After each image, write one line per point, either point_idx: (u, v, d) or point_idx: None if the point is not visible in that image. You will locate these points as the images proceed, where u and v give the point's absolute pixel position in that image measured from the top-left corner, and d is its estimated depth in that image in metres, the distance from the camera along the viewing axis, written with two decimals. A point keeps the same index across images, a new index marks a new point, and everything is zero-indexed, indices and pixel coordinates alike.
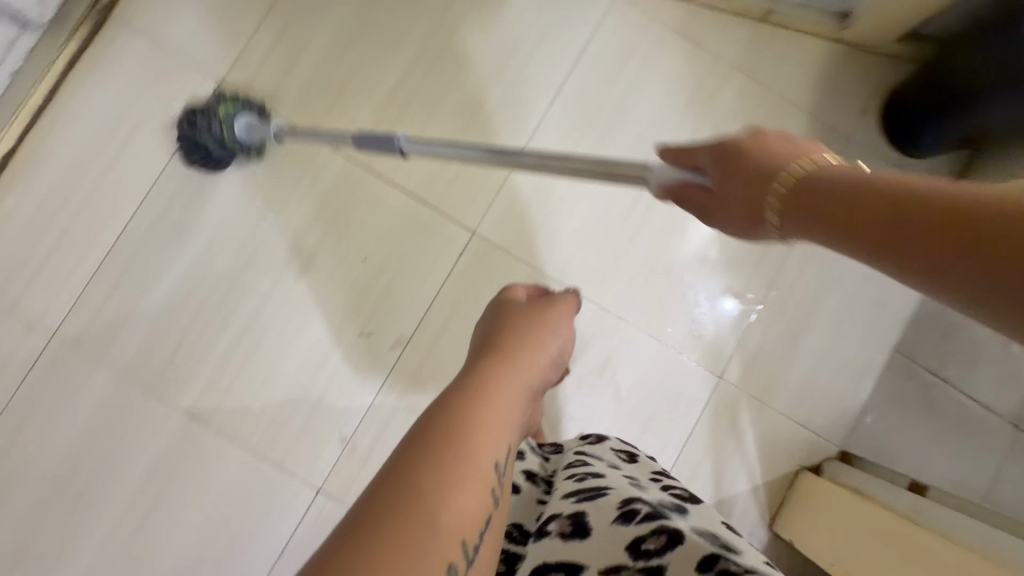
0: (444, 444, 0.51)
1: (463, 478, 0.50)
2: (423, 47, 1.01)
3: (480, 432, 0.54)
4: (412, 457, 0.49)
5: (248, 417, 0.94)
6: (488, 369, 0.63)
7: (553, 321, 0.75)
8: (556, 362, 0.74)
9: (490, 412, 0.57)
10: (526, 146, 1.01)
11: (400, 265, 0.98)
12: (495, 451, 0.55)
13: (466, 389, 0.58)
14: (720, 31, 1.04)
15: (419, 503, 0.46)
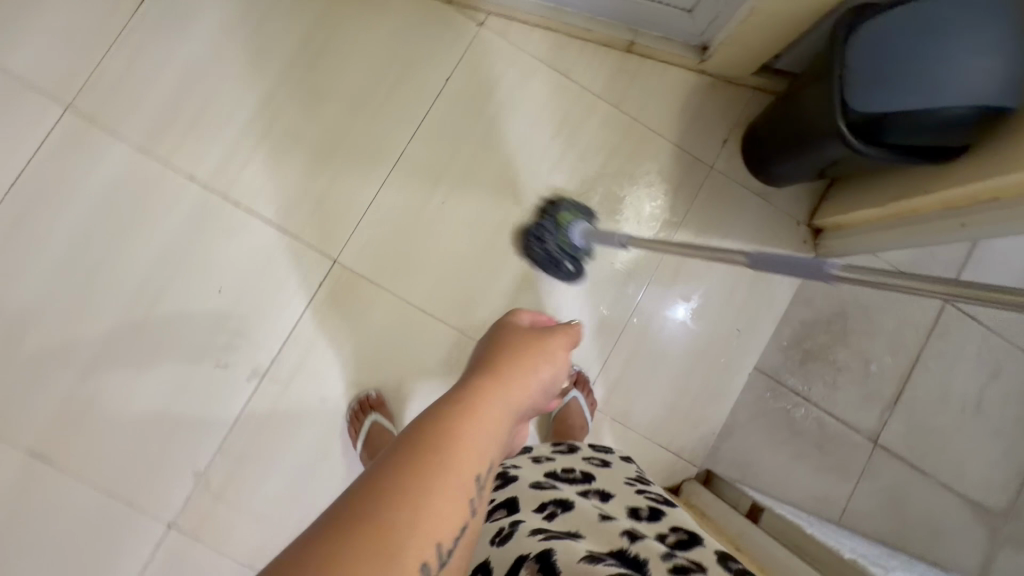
0: (412, 468, 0.47)
1: (432, 507, 0.46)
2: (283, 73, 0.99)
3: (455, 457, 0.50)
4: (382, 476, 0.46)
5: (97, 453, 0.91)
6: (477, 388, 0.59)
7: (555, 344, 0.70)
8: (553, 388, 0.69)
9: (471, 433, 0.53)
10: (390, 174, 1.01)
11: (260, 294, 0.96)
12: (471, 479, 0.50)
13: (462, 392, 0.57)
14: (587, 61, 1.06)
15: (378, 527, 0.43)
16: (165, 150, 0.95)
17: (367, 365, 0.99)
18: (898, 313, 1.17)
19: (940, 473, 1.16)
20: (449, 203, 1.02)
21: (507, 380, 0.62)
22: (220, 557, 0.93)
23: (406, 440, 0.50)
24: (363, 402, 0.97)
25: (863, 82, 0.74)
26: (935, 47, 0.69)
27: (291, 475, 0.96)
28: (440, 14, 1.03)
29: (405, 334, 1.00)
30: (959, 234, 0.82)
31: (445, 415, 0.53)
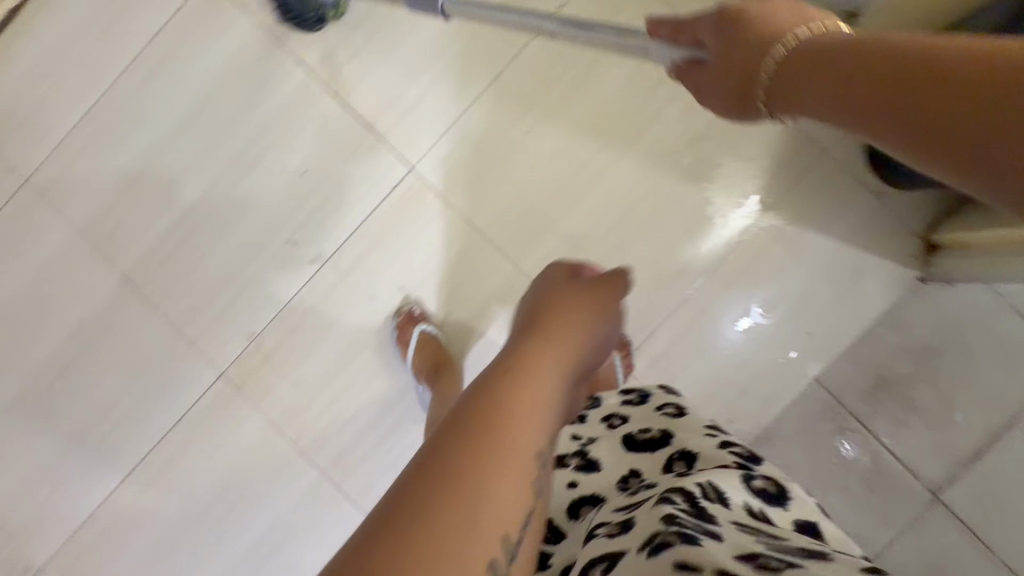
0: (481, 432, 0.49)
1: (503, 466, 0.48)
2: None
3: (521, 415, 0.52)
4: (451, 442, 0.49)
5: (175, 292, 1.02)
6: (534, 349, 0.62)
7: (601, 299, 0.74)
8: (602, 342, 0.72)
9: (533, 392, 0.56)
10: (483, 93, 1.00)
11: (339, 184, 1.01)
12: (538, 435, 0.53)
13: (507, 374, 0.56)
14: (714, 11, 0.97)
15: (455, 493, 0.45)
16: (283, 31, 1.01)
17: (420, 273, 1.02)
18: (1008, 365, 1.02)
19: (1007, 552, 1.02)
20: (534, 133, 1.00)
21: (559, 338, 0.65)
22: (257, 412, 1.02)
23: (470, 405, 0.52)
24: (408, 315, 1.00)
25: None
26: None
27: (331, 357, 1.02)
28: None
29: (462, 253, 1.01)
30: None
31: (505, 376, 0.56)
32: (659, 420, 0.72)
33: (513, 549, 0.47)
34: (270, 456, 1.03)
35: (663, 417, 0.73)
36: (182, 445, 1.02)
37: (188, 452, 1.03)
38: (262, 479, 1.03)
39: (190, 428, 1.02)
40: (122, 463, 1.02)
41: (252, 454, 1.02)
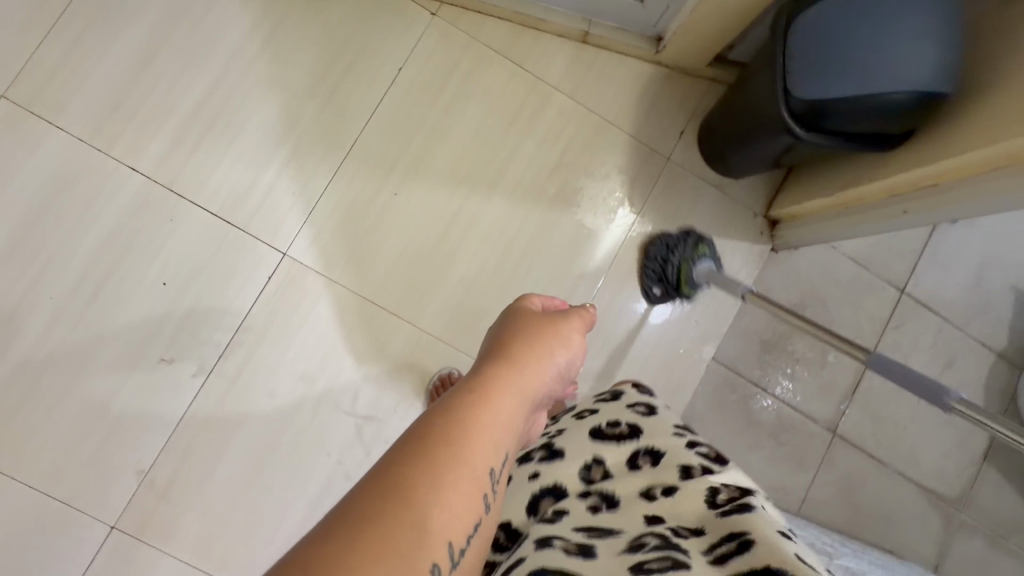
0: (437, 453, 0.50)
1: (457, 490, 0.49)
2: (231, 60, 0.97)
3: (477, 439, 0.53)
4: (410, 457, 0.48)
5: (34, 450, 0.89)
6: (498, 373, 0.62)
7: (565, 330, 0.73)
8: (563, 372, 0.72)
9: (494, 411, 0.57)
10: (341, 165, 0.99)
11: (207, 286, 0.94)
12: (490, 460, 0.54)
13: (472, 390, 0.58)
14: (542, 51, 1.05)
15: (409, 507, 0.45)
16: (107, 139, 0.93)
17: (318, 357, 0.97)
18: (855, 305, 1.19)
19: (893, 461, 1.19)
20: (402, 194, 1.01)
21: (527, 363, 0.65)
22: (166, 555, 0.91)
23: (433, 424, 0.52)
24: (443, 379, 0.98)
25: (826, 64, 0.73)
26: (885, 26, 0.70)
27: (238, 471, 0.93)
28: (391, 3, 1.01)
29: (357, 326, 0.99)
30: (897, 223, 0.83)
31: (468, 400, 0.56)
32: (627, 414, 0.67)
33: (456, 556, 0.47)
34: None
35: (631, 411, 0.67)
36: None
37: None
38: None
39: None
40: None
41: None
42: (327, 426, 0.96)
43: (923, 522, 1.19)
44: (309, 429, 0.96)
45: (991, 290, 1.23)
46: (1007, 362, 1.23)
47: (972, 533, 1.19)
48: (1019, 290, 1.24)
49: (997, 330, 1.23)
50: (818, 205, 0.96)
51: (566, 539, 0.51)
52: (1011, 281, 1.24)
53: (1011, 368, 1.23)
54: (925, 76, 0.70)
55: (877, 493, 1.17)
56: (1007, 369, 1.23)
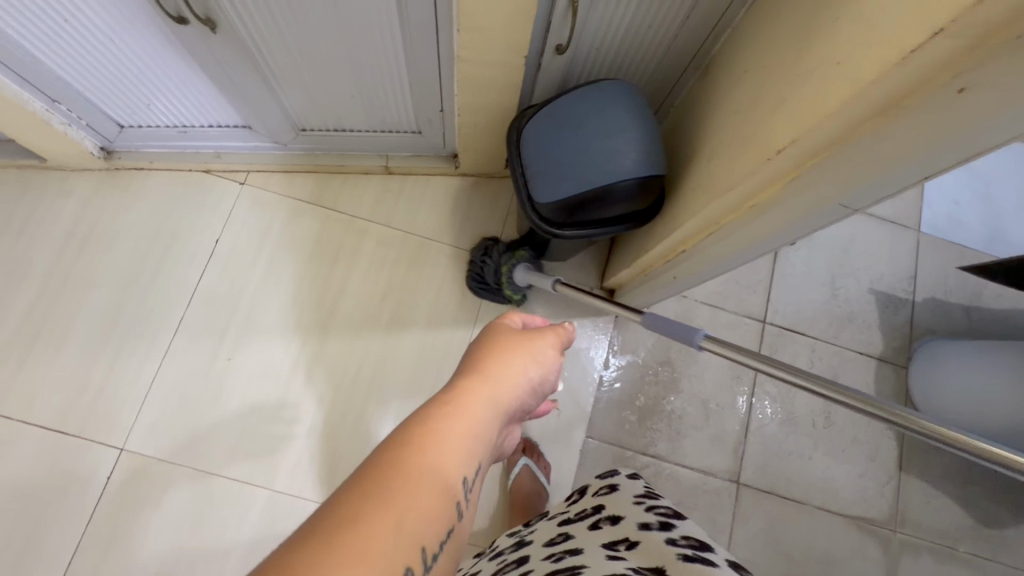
0: (399, 467, 0.39)
1: (416, 516, 0.37)
2: (49, 273, 1.02)
3: (441, 456, 0.42)
4: (362, 480, 0.38)
5: None
6: (466, 391, 0.50)
7: (538, 347, 0.62)
8: (541, 390, 0.61)
9: (461, 445, 0.44)
10: (171, 343, 1.01)
11: (43, 503, 0.92)
12: (460, 480, 0.43)
13: (437, 414, 0.45)
14: (352, 191, 1.12)
15: (358, 535, 0.34)
16: None
17: (168, 548, 0.92)
18: (721, 346, 1.20)
19: (810, 496, 1.14)
20: (235, 357, 1.02)
21: (501, 374, 0.55)
22: None
23: (399, 436, 0.42)
24: None
25: (544, 172, 0.79)
26: (579, 132, 0.78)
27: None
28: (199, 183, 1.09)
29: (205, 503, 0.95)
30: (677, 285, 0.85)
31: (440, 411, 0.46)
32: (595, 499, 0.74)
33: None
34: None
35: (600, 495, 0.74)
36: None
37: None
38: None
39: None
40: None
41: None
42: None
43: (863, 557, 1.11)
44: None
45: (851, 299, 1.25)
46: (891, 366, 1.22)
47: (917, 554, 1.12)
48: (878, 292, 1.26)
49: (871, 336, 1.24)
50: (628, 274, 0.99)
51: None
52: (867, 286, 1.26)
53: (897, 369, 1.22)
54: (636, 163, 0.77)
55: (801, 535, 1.11)
56: (894, 372, 1.22)
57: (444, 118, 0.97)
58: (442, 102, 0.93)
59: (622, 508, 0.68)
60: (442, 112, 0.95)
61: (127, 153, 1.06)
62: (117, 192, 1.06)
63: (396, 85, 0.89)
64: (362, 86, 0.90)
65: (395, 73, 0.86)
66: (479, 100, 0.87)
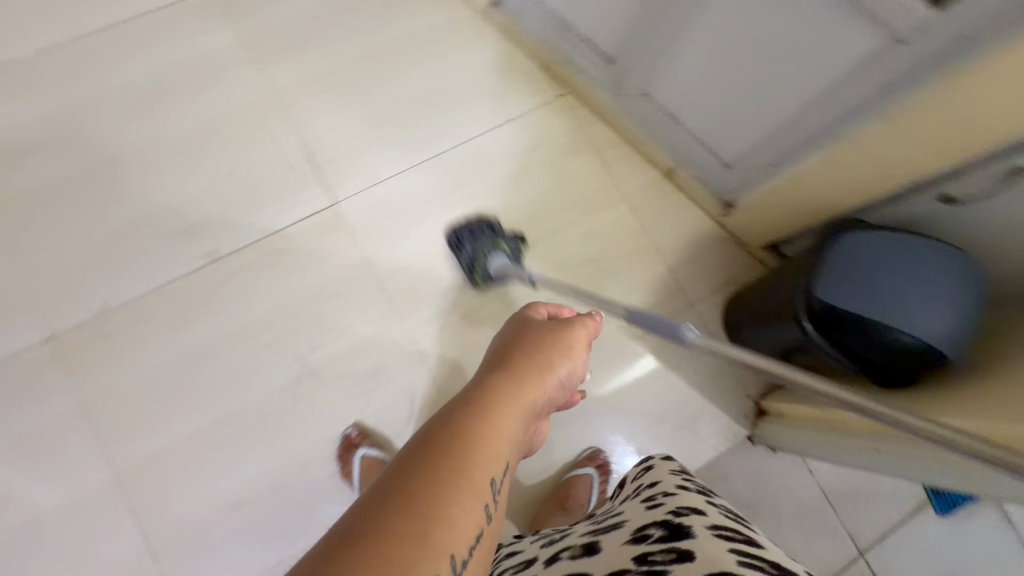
0: (451, 444, 0.52)
1: (456, 493, 0.49)
2: (385, 47, 1.15)
3: (481, 436, 0.55)
4: (411, 461, 0.50)
5: (43, 237, 0.99)
6: (499, 385, 0.65)
7: (564, 343, 0.77)
8: (566, 381, 0.76)
9: (494, 420, 0.58)
10: (419, 162, 1.11)
11: (257, 191, 1.05)
12: (499, 450, 0.56)
13: (473, 404, 0.59)
14: (629, 165, 1.17)
15: (424, 490, 0.47)
16: (263, 50, 1.12)
17: (302, 296, 1.02)
18: (805, 540, 1.08)
19: None
20: (450, 209, 1.10)
21: (521, 378, 0.68)
22: (68, 384, 0.94)
23: (429, 436, 0.53)
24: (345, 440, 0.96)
25: (840, 278, 0.78)
26: (895, 267, 0.77)
27: (174, 348, 0.97)
28: (530, 71, 1.18)
29: (350, 290, 1.03)
30: (875, 458, 0.84)
31: (467, 412, 0.58)
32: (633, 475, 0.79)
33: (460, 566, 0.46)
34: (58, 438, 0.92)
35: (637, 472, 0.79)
36: None
37: None
38: (39, 459, 0.91)
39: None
40: None
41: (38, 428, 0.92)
42: (269, 358, 0.99)
43: None
44: (253, 351, 0.98)
45: None
46: None
47: None
48: None
49: None
50: (813, 413, 0.98)
51: (575, 547, 0.62)
52: None
53: None
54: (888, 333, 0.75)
55: None
56: None
57: (764, 172, 0.98)
58: (778, 159, 0.93)
59: (658, 478, 0.72)
60: (768, 166, 0.96)
61: (506, 11, 1.18)
62: (470, 30, 1.18)
63: (755, 124, 0.93)
64: (728, 104, 0.94)
65: (767, 117, 0.89)
66: (823, 180, 0.87)
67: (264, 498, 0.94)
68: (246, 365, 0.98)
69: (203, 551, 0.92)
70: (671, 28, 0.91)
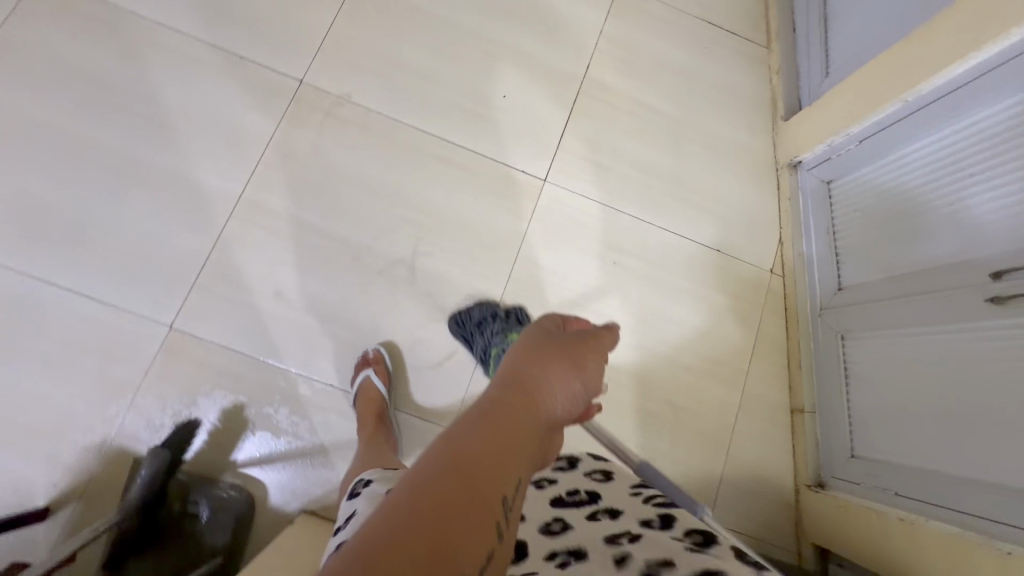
0: (441, 495, 0.42)
1: (460, 526, 0.42)
2: (687, 125, 1.21)
3: (477, 477, 0.45)
4: (385, 536, 0.38)
5: (359, 20, 1.12)
6: (501, 404, 0.55)
7: (585, 358, 0.66)
8: (587, 394, 0.65)
9: (492, 452, 0.48)
10: (628, 217, 1.15)
11: (509, 126, 1.13)
12: (502, 488, 0.47)
13: (470, 432, 0.49)
14: (770, 373, 1.13)
15: (419, 544, 0.38)
16: (608, 50, 1.22)
17: (461, 217, 1.08)
18: None
19: None
20: (614, 269, 1.13)
21: (524, 389, 0.58)
22: (274, 117, 1.06)
23: (431, 472, 0.44)
24: (368, 355, 0.98)
25: None
26: None
27: (353, 164, 1.06)
28: (767, 237, 1.19)
29: (495, 247, 1.08)
30: None
31: (458, 453, 0.47)
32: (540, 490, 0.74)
33: None
34: (232, 142, 1.04)
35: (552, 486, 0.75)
36: (216, 64, 1.06)
37: (208, 70, 1.06)
38: (208, 143, 1.03)
39: (236, 65, 1.07)
40: (180, 17, 1.07)
41: (229, 124, 1.04)
42: (399, 232, 1.05)
43: None
44: (394, 217, 1.05)
45: None
46: None
47: None
48: None
49: None
50: None
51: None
52: None
53: None
54: None
55: None
56: None
57: (880, 491, 0.92)
58: (909, 496, 0.86)
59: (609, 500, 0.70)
60: (891, 493, 0.90)
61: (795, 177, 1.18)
62: (755, 170, 1.22)
63: (901, 451, 0.89)
64: (890, 412, 0.92)
65: (919, 456, 0.86)
66: (932, 552, 0.80)
67: (295, 313, 0.99)
68: (381, 221, 1.04)
69: (226, 303, 0.97)
70: (902, 318, 0.90)
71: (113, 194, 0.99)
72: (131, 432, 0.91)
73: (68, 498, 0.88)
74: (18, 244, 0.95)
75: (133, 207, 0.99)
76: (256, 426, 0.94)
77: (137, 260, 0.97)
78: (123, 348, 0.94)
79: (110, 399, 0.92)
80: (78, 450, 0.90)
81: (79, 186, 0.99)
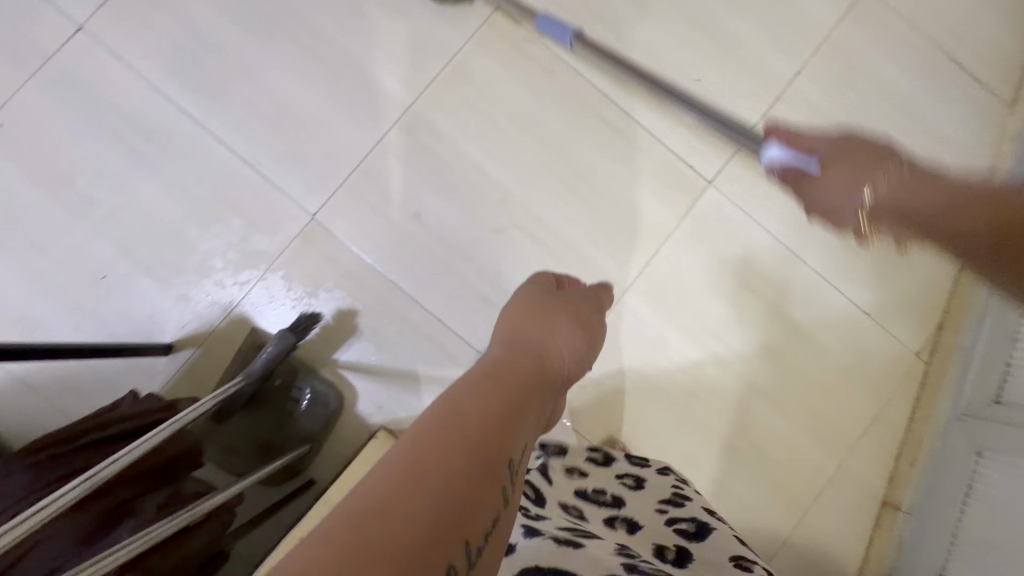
0: (438, 438, 0.48)
1: (460, 454, 0.47)
2: (886, 167, 1.07)
3: (477, 424, 0.51)
4: (391, 472, 0.44)
5: None
6: (498, 366, 0.64)
7: (566, 324, 0.77)
8: (571, 354, 0.75)
9: (490, 403, 0.55)
10: (784, 247, 1.05)
11: (691, 112, 1.04)
12: (499, 433, 0.52)
13: (468, 388, 0.57)
14: (879, 458, 1.05)
15: (421, 474, 0.44)
16: (828, 57, 1.07)
17: (613, 194, 1.02)
18: None
19: None
20: (751, 296, 1.05)
21: (518, 354, 0.68)
22: (462, 33, 1.00)
23: (433, 420, 0.50)
24: None
25: None
26: None
27: (523, 107, 1.00)
28: (931, 317, 1.06)
29: (636, 235, 1.03)
30: None
31: (449, 405, 0.52)
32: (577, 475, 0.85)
33: (473, 549, 0.43)
34: (411, 44, 0.99)
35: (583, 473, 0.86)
36: None
37: None
38: (387, 39, 0.98)
39: None
40: None
41: (413, 26, 0.99)
42: (547, 190, 1.01)
43: None
44: (547, 173, 1.01)
45: None
46: None
47: None
48: None
49: None
50: None
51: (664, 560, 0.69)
52: None
53: None
54: None
55: None
56: None
57: None
58: None
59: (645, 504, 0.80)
60: None
61: None
62: None
63: None
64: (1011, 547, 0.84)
65: None
66: None
67: (426, 237, 0.99)
68: (533, 173, 1.00)
69: (366, 209, 0.98)
70: None
71: (287, 64, 0.97)
72: (256, 302, 0.96)
73: (191, 342, 0.95)
74: (195, 89, 0.96)
75: (305, 85, 0.97)
76: (363, 334, 0.97)
77: (298, 139, 0.97)
78: (265, 221, 0.96)
79: (245, 265, 0.96)
80: (208, 303, 0.96)
81: (256, 45, 0.97)
